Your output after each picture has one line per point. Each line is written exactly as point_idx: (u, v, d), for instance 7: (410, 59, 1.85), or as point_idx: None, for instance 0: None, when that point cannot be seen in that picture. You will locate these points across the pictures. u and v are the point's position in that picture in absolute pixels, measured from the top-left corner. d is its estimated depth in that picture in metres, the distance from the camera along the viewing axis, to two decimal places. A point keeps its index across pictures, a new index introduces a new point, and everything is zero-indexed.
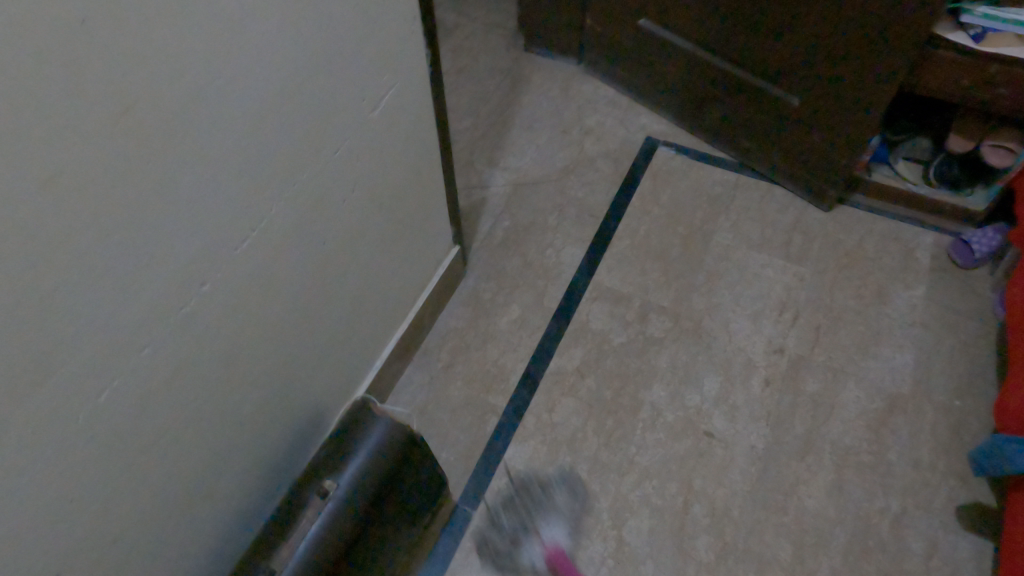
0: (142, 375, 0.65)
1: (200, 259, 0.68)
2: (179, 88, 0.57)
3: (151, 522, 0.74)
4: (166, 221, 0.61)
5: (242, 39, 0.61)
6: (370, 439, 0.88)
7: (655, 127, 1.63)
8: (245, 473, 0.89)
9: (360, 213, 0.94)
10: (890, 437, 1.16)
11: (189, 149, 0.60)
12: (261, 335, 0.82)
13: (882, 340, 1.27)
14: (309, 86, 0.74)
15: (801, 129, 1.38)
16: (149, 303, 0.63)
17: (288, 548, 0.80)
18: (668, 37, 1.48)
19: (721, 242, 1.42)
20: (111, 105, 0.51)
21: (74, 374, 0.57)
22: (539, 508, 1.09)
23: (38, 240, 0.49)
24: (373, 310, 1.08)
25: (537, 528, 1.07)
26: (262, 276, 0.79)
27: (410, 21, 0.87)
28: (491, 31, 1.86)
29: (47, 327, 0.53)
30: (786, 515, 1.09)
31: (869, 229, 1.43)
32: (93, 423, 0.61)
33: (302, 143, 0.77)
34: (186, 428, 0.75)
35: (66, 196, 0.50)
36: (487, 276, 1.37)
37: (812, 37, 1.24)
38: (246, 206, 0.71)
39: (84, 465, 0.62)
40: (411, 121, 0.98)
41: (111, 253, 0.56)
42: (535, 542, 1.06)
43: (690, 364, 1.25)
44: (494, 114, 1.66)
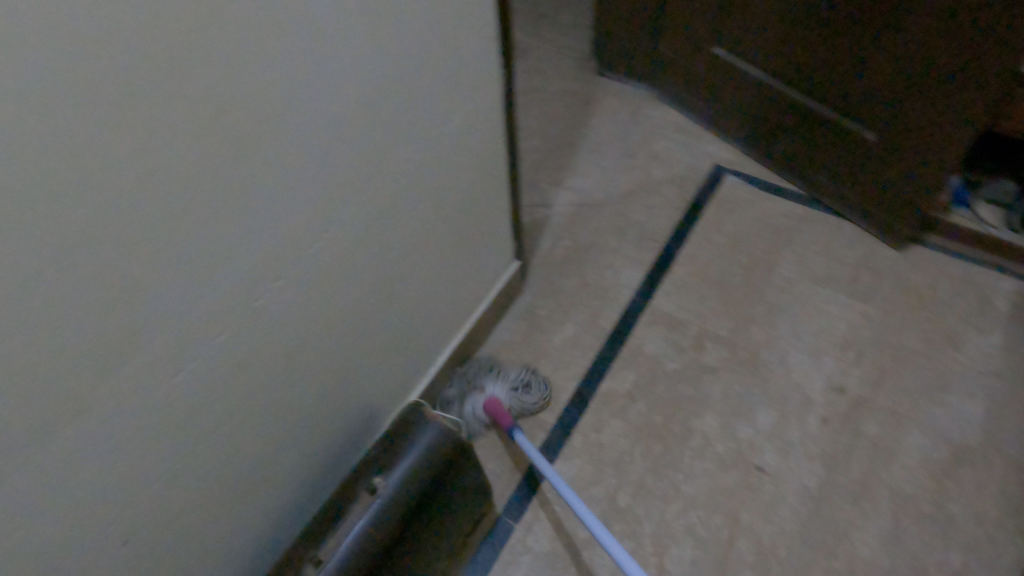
0: (216, 361, 0.70)
1: (277, 256, 0.72)
2: (271, 93, 0.61)
3: (210, 503, 0.79)
4: (248, 216, 0.65)
5: (330, 53, 0.66)
6: (421, 442, 0.91)
7: (723, 156, 1.62)
8: (300, 464, 0.93)
9: (428, 223, 0.98)
10: (953, 489, 1.11)
11: (275, 151, 0.65)
12: (326, 332, 0.86)
13: (950, 387, 1.22)
14: (389, 98, 0.78)
15: (874, 163, 1.35)
16: (227, 293, 0.68)
17: (335, 541, 0.83)
18: (742, 66, 1.48)
19: (784, 275, 1.39)
20: (209, 108, 0.56)
21: (153, 355, 0.62)
22: (485, 371, 1.22)
23: (135, 226, 0.54)
24: (432, 317, 1.11)
25: (479, 384, 1.19)
26: (332, 276, 0.83)
27: (488, 40, 0.91)
28: (564, 54, 1.89)
29: (136, 308, 0.58)
30: (836, 559, 1.05)
31: (943, 271, 1.38)
32: (168, 401, 0.66)
33: (378, 151, 0.81)
34: (249, 415, 0.79)
35: (163, 186, 0.55)
36: (543, 293, 1.39)
37: (890, 71, 1.22)
38: (323, 207, 0.76)
39: (154, 440, 0.66)
40: (482, 137, 1.02)
41: (197, 244, 0.61)
42: (478, 397, 1.17)
43: (745, 396, 1.22)
44: (562, 134, 1.69)
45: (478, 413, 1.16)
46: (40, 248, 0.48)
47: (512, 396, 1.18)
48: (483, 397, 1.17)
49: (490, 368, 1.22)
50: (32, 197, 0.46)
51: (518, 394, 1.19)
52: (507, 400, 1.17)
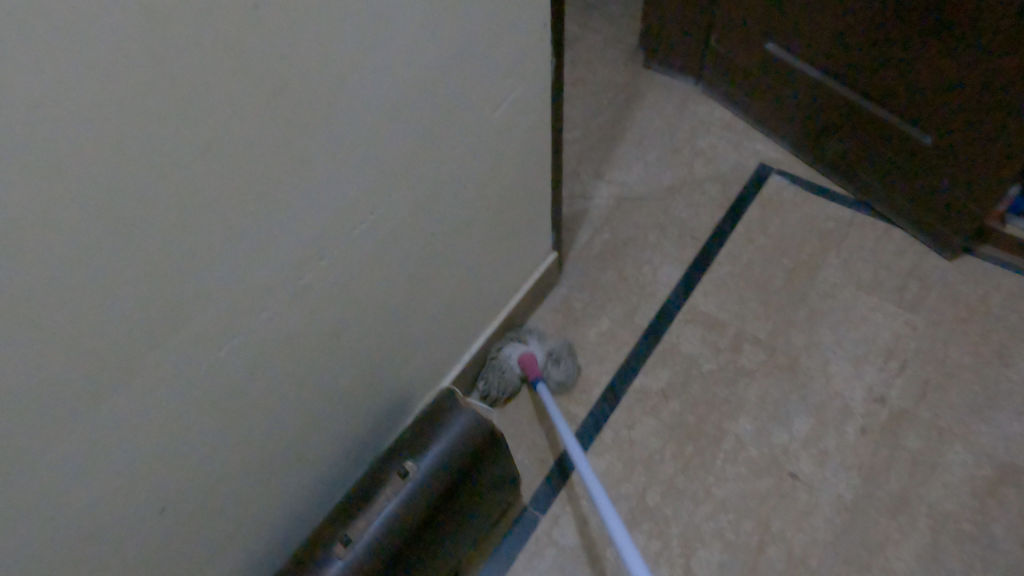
0: (258, 337, 0.71)
1: (323, 236, 0.72)
2: (325, 73, 0.61)
3: (246, 477, 0.80)
4: (298, 195, 0.66)
5: (386, 35, 0.66)
6: (454, 428, 0.91)
7: (770, 155, 1.59)
8: (333, 444, 0.94)
9: (470, 211, 0.97)
10: (996, 509, 1.07)
11: (327, 131, 0.65)
12: (366, 314, 0.87)
13: (998, 404, 1.18)
14: (440, 82, 0.77)
15: (929, 169, 1.30)
16: (273, 271, 0.68)
17: (365, 521, 0.84)
18: (795, 63, 1.44)
19: (828, 279, 1.36)
20: (265, 86, 0.56)
21: (199, 328, 0.63)
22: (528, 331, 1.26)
23: (190, 200, 0.55)
24: (469, 305, 1.11)
25: (523, 335, 1.23)
26: (375, 259, 0.83)
27: (540, 28, 0.90)
28: (611, 44, 1.86)
29: (186, 282, 0.59)
30: (868, 573, 1.03)
31: (996, 283, 1.33)
32: (210, 375, 0.67)
33: (425, 136, 0.80)
34: (289, 392, 0.80)
35: (219, 162, 0.56)
36: (580, 286, 1.37)
37: (951, 74, 1.17)
38: (369, 190, 0.76)
39: (195, 412, 0.67)
40: (529, 125, 1.00)
41: (247, 221, 0.62)
42: (519, 347, 1.21)
43: (782, 401, 1.20)
44: (606, 126, 1.67)
45: (511, 356, 1.19)
46: (97, 217, 0.49)
47: (545, 363, 1.20)
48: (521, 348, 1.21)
49: (532, 331, 1.26)
50: (91, 166, 0.46)
51: (551, 363, 1.21)
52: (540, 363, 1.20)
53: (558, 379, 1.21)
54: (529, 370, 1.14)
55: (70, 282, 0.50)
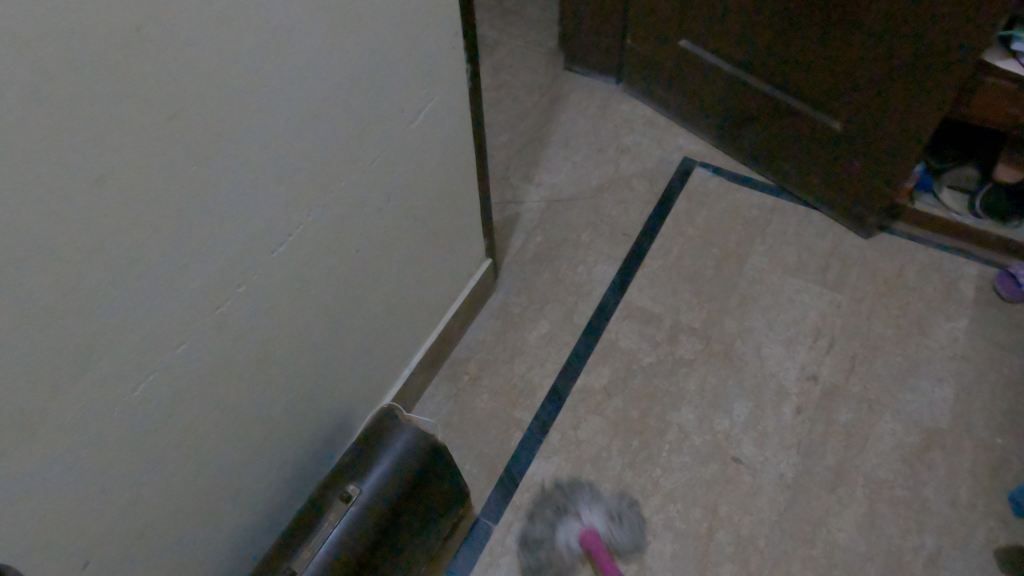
0: (177, 372, 0.68)
1: (239, 262, 0.70)
2: (228, 94, 0.59)
3: (177, 519, 0.76)
4: (207, 222, 0.63)
5: (292, 50, 0.64)
6: (395, 447, 0.89)
7: (692, 148, 1.62)
8: (271, 474, 0.91)
9: (396, 224, 0.96)
10: (926, 472, 1.12)
11: (233, 154, 0.63)
12: (295, 336, 0.84)
13: (920, 372, 1.23)
14: (352, 95, 0.76)
15: (842, 153, 1.36)
16: (188, 303, 0.65)
17: (310, 550, 0.81)
18: (709, 58, 1.48)
19: (755, 266, 1.40)
20: (160, 111, 0.53)
21: (108, 369, 0.59)
22: (579, 491, 1.12)
23: (85, 234, 0.52)
24: (403, 320, 1.09)
25: (575, 507, 1.10)
26: (298, 282, 0.81)
27: (452, 36, 0.89)
28: (531, 49, 1.87)
29: (87, 322, 0.55)
30: (814, 546, 1.06)
31: (910, 257, 1.40)
32: (129, 416, 0.64)
33: (341, 152, 0.79)
34: (216, 426, 0.76)
35: (113, 193, 0.53)
36: (517, 290, 1.37)
37: (855, 59, 1.23)
38: (286, 210, 0.73)
39: (113, 457, 0.63)
40: (449, 133, 1.00)
41: (154, 252, 0.59)
42: (572, 523, 1.08)
43: (720, 388, 1.23)
44: (532, 130, 1.68)
45: (571, 541, 1.06)
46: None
47: (607, 525, 1.08)
48: (578, 524, 1.08)
49: (582, 486, 1.12)
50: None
51: (615, 521, 1.08)
52: (601, 529, 1.08)
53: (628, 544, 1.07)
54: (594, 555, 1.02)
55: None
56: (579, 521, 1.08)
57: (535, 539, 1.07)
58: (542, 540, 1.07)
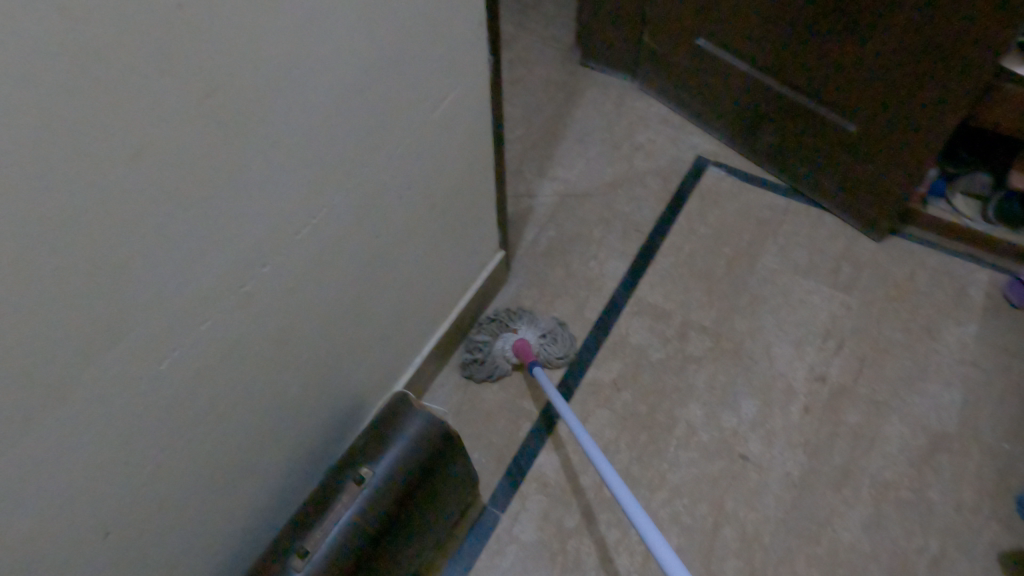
0: (201, 349, 0.69)
1: (265, 242, 0.71)
2: (261, 75, 0.60)
3: (194, 494, 0.77)
4: (235, 200, 0.64)
5: (321, 35, 0.65)
6: (408, 432, 0.90)
7: (706, 147, 1.63)
8: (285, 455, 0.92)
9: (415, 212, 0.97)
10: (932, 475, 1.13)
11: (263, 135, 0.64)
12: (313, 319, 0.85)
13: (930, 376, 1.24)
14: (378, 82, 0.77)
15: (856, 155, 1.36)
16: (214, 279, 0.66)
17: (322, 531, 0.82)
18: (725, 57, 1.49)
19: (766, 266, 1.40)
20: (195, 89, 0.54)
21: (135, 342, 0.60)
22: (518, 316, 1.27)
23: (120, 207, 0.53)
24: (418, 307, 1.10)
25: (513, 325, 1.24)
26: (319, 265, 0.82)
27: (476, 27, 0.90)
28: (548, 44, 1.88)
29: (116, 295, 0.56)
30: (818, 545, 1.06)
31: (921, 262, 1.40)
32: (153, 388, 0.65)
33: (365, 138, 0.79)
34: (234, 405, 0.77)
35: (149, 169, 0.54)
36: (529, 283, 1.38)
37: (872, 62, 1.23)
38: (310, 194, 0.74)
39: (136, 429, 0.65)
40: (469, 123, 1.00)
41: (184, 229, 0.60)
42: (510, 335, 1.23)
43: (729, 386, 1.23)
44: (547, 125, 1.68)
45: (507, 349, 1.22)
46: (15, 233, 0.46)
47: (538, 341, 1.23)
48: (514, 337, 1.23)
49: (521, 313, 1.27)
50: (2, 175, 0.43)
51: (546, 339, 1.24)
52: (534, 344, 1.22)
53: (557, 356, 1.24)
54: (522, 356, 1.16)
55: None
56: (514, 335, 1.23)
57: (477, 344, 1.24)
58: (483, 344, 1.23)
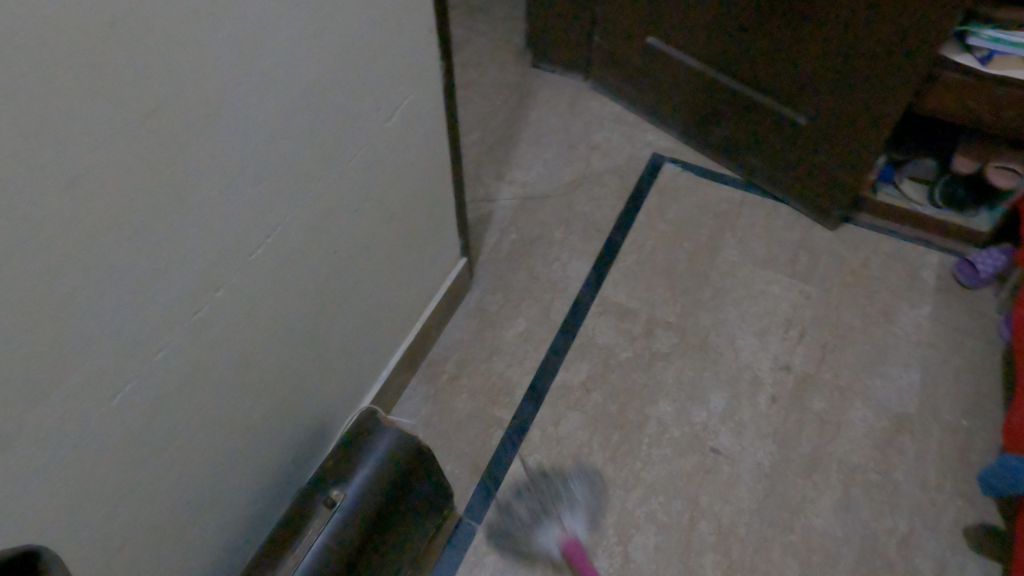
0: (156, 380, 0.65)
1: (217, 265, 0.68)
2: (204, 92, 0.57)
3: (157, 532, 0.74)
4: (183, 224, 0.61)
5: (266, 47, 0.62)
6: (378, 450, 0.88)
7: (661, 144, 1.64)
8: (250, 483, 0.88)
9: (373, 224, 0.95)
10: (896, 456, 1.15)
11: (210, 155, 0.61)
12: (273, 340, 0.82)
13: (888, 359, 1.27)
14: (328, 94, 0.75)
15: (807, 146, 1.39)
16: (166, 307, 0.63)
17: (294, 559, 0.79)
18: (676, 54, 1.50)
19: (727, 259, 1.42)
20: (136, 109, 0.51)
21: (84, 380, 0.57)
22: (556, 496, 1.10)
23: (59, 238, 0.49)
24: (381, 320, 1.08)
25: (555, 513, 1.08)
26: (275, 285, 0.79)
27: (426, 33, 0.88)
28: (498, 47, 1.87)
29: (61, 330, 0.53)
30: (793, 533, 1.08)
31: (875, 247, 1.43)
32: (106, 426, 0.61)
33: (318, 152, 0.77)
34: (194, 436, 0.74)
35: (88, 196, 0.50)
36: (493, 289, 1.37)
37: (819, 55, 1.25)
38: (263, 212, 0.72)
39: (89, 470, 0.61)
40: (424, 131, 0.99)
41: (130, 257, 0.57)
42: (553, 529, 1.07)
43: (697, 380, 1.24)
44: (502, 128, 1.67)
45: (552, 548, 1.05)
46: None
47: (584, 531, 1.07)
48: (558, 530, 1.06)
49: (558, 490, 1.11)
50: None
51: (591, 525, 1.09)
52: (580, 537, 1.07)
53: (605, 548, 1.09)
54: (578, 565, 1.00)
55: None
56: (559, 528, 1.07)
57: (512, 517, 1.09)
58: (519, 519, 1.08)
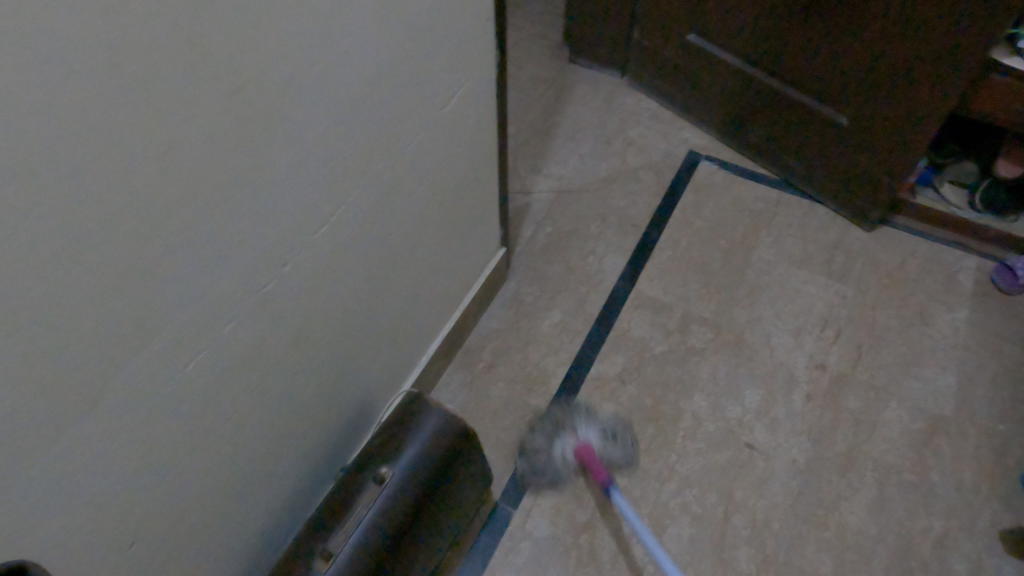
0: (223, 351, 0.67)
1: (285, 241, 0.70)
2: (285, 70, 0.59)
3: (214, 500, 0.76)
4: (258, 200, 0.63)
5: (340, 29, 0.64)
6: (425, 430, 0.89)
7: (697, 142, 1.64)
8: (298, 459, 0.90)
9: (424, 208, 0.96)
10: (932, 457, 1.15)
11: (285, 132, 0.63)
12: (327, 318, 0.84)
13: (925, 361, 1.27)
14: (392, 77, 0.76)
15: (846, 147, 1.39)
16: (238, 281, 0.65)
17: (344, 532, 0.81)
18: (715, 52, 1.50)
19: (762, 257, 1.42)
20: (225, 84, 0.53)
21: (162, 347, 0.59)
22: (574, 412, 1.17)
23: (154, 208, 0.51)
24: (425, 306, 1.09)
25: (571, 424, 1.14)
26: (334, 265, 0.81)
27: (484, 21, 0.90)
28: (535, 42, 1.88)
29: (145, 296, 0.55)
30: (826, 529, 1.08)
31: (912, 250, 1.43)
32: (178, 393, 0.64)
33: (379, 134, 0.79)
34: (252, 408, 0.76)
35: (181, 167, 0.52)
36: (529, 280, 1.38)
37: (862, 55, 1.25)
38: (326, 192, 0.73)
39: (161, 435, 0.63)
40: (475, 118, 1.00)
41: (211, 230, 0.58)
42: (569, 437, 1.13)
43: (731, 376, 1.25)
44: (538, 122, 1.69)
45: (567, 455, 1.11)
46: (45, 233, 0.44)
47: (601, 442, 1.13)
48: (574, 439, 1.13)
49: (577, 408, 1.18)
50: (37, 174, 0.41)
51: (607, 440, 1.14)
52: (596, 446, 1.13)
53: (619, 459, 1.14)
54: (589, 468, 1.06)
55: (10, 309, 0.44)
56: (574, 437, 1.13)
57: (534, 449, 1.13)
58: (539, 451, 1.12)
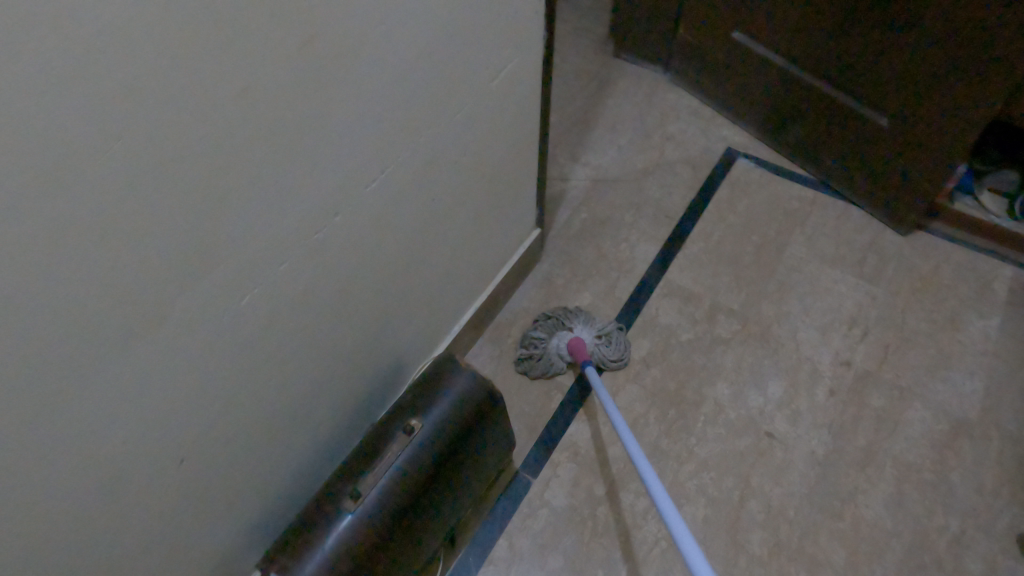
0: (275, 290, 0.72)
1: (338, 192, 0.74)
2: (350, 28, 0.63)
3: (255, 434, 0.81)
4: (316, 149, 0.67)
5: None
6: (455, 389, 0.93)
7: (736, 140, 1.66)
8: (332, 408, 0.95)
9: (466, 179, 1.00)
10: (954, 459, 1.16)
11: (345, 88, 0.67)
12: (369, 275, 0.88)
13: (953, 365, 1.27)
14: (448, 47, 0.80)
15: (885, 149, 1.39)
16: (293, 225, 0.69)
17: (374, 476, 0.85)
18: (760, 50, 1.52)
19: (794, 255, 1.43)
20: (297, 35, 0.57)
21: (223, 277, 0.63)
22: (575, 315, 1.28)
23: (227, 142, 0.55)
24: (460, 276, 1.13)
25: (569, 323, 1.26)
26: (380, 222, 0.85)
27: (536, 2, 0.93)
28: (582, 35, 1.91)
29: (214, 226, 0.59)
30: (841, 520, 1.09)
31: (947, 256, 1.43)
32: (233, 324, 0.68)
33: (430, 102, 0.83)
34: (295, 351, 0.81)
35: (253, 108, 0.56)
36: (562, 262, 1.41)
37: (907, 57, 1.26)
38: (377, 152, 0.78)
39: (214, 363, 0.68)
40: (520, 97, 1.03)
41: (273, 171, 0.62)
42: (565, 333, 1.24)
43: (756, 367, 1.27)
44: (580, 112, 1.72)
45: (561, 347, 1.23)
46: (132, 156, 0.47)
47: (594, 341, 1.24)
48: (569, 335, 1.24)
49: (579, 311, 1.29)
50: (128, 100, 0.45)
51: (600, 341, 1.25)
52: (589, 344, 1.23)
53: (609, 358, 1.24)
54: (576, 354, 1.17)
55: (102, 220, 0.48)
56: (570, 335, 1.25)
57: (533, 340, 1.25)
58: (536, 343, 1.25)
